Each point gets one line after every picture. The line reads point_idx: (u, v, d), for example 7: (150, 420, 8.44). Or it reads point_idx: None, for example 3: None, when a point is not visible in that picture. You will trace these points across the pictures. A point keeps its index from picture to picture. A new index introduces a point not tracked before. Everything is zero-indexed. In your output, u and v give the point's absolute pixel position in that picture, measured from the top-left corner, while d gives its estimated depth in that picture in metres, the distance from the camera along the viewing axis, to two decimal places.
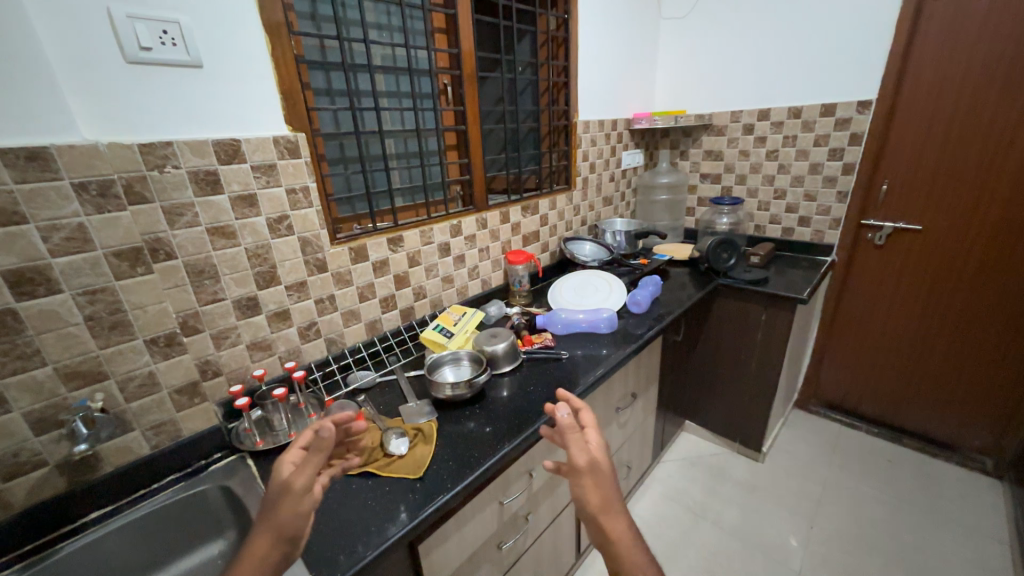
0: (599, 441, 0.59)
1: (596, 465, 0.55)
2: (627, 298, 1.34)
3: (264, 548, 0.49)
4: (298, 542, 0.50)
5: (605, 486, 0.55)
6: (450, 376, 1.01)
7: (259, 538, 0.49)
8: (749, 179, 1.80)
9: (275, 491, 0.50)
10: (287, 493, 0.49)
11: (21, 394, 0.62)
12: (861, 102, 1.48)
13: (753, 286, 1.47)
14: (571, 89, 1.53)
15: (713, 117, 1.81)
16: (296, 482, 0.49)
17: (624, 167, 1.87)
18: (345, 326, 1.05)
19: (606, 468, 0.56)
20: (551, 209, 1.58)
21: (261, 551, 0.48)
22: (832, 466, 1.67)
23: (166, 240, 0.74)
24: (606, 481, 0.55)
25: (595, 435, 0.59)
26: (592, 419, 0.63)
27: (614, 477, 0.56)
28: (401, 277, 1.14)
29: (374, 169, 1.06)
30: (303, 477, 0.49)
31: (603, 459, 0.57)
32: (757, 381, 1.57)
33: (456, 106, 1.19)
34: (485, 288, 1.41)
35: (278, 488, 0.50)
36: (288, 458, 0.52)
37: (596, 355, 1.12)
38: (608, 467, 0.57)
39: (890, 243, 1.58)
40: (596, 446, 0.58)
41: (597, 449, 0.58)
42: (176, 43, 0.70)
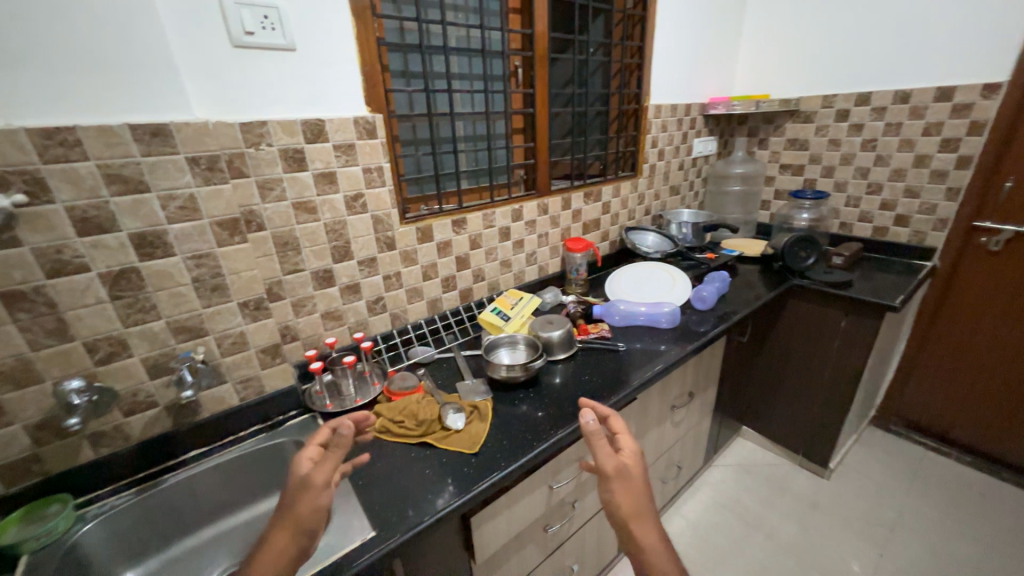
0: (631, 448, 0.61)
1: (624, 470, 0.58)
2: (691, 293, 1.28)
3: (283, 543, 0.52)
4: (315, 536, 0.53)
5: (636, 491, 0.57)
6: (503, 358, 1.01)
7: (277, 534, 0.52)
8: (837, 171, 1.64)
9: (294, 488, 0.55)
10: (307, 487, 0.53)
11: (140, 342, 0.71)
12: (987, 86, 1.28)
13: (833, 289, 1.35)
14: (644, 71, 1.47)
15: (800, 102, 1.65)
16: (317, 478, 0.54)
17: (694, 155, 1.77)
18: (409, 302, 1.09)
19: (637, 475, 0.59)
20: (614, 197, 1.53)
21: (278, 545, 0.52)
22: (911, 493, 1.52)
23: (258, 213, 0.81)
24: (636, 487, 0.58)
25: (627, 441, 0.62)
26: (621, 424, 0.66)
27: (646, 483, 0.59)
28: (462, 258, 1.17)
29: (442, 151, 1.09)
30: (323, 472, 0.54)
31: (635, 465, 0.59)
32: (829, 392, 1.45)
33: (526, 89, 1.18)
34: (542, 274, 1.41)
35: (297, 483, 0.54)
36: (306, 454, 0.57)
37: (654, 351, 1.08)
38: (640, 473, 0.59)
39: (1008, 250, 1.38)
40: (628, 453, 0.61)
41: (628, 456, 0.60)
42: (275, 27, 0.75)
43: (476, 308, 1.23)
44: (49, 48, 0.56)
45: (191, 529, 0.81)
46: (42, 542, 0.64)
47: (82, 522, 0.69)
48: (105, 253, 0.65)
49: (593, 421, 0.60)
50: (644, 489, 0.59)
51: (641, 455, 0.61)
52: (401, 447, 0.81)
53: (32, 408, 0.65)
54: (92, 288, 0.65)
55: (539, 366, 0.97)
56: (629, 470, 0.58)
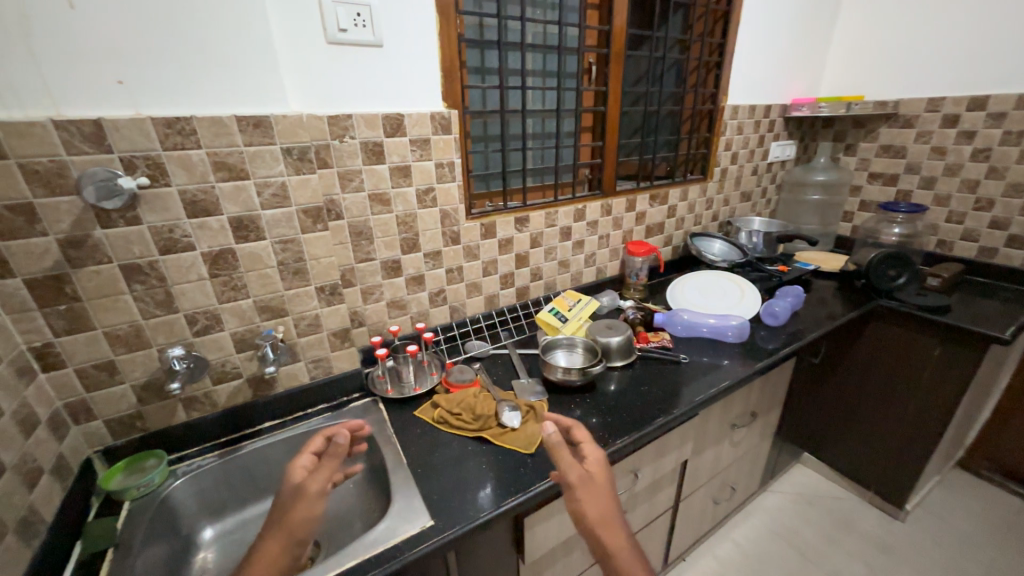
0: (597, 457, 0.63)
1: (587, 478, 0.59)
2: (761, 307, 1.20)
3: (275, 550, 0.54)
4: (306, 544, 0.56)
5: (600, 497, 0.58)
6: (560, 359, 1.00)
7: (271, 541, 0.55)
8: (939, 183, 1.47)
9: (290, 494, 0.59)
10: (302, 495, 0.58)
11: (231, 318, 0.76)
12: None
13: (926, 313, 1.22)
14: (724, 69, 1.39)
15: (899, 105, 1.50)
16: (312, 486, 0.58)
17: (771, 159, 1.66)
18: (468, 296, 1.11)
19: (601, 482, 0.60)
20: (681, 200, 1.47)
21: (272, 552, 0.54)
22: (1004, 549, 1.35)
23: (338, 202, 0.85)
24: (601, 493, 0.59)
25: (592, 451, 0.63)
26: (586, 434, 0.67)
27: (612, 490, 0.60)
28: (522, 256, 1.17)
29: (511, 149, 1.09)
30: (318, 480, 0.59)
31: (598, 473, 0.60)
32: (911, 426, 1.32)
33: (599, 87, 1.16)
34: (600, 277, 1.38)
35: (293, 490, 0.59)
36: (301, 462, 0.62)
37: (719, 366, 1.03)
38: (604, 480, 0.61)
39: None
40: (594, 463, 0.62)
41: (593, 465, 0.62)
42: (366, 25, 0.78)
43: (533, 307, 1.23)
44: (171, 44, 0.62)
45: (264, 494, 0.86)
46: (142, 491, 0.72)
47: (175, 476, 0.77)
48: (208, 234, 0.71)
49: (556, 433, 0.60)
50: (611, 496, 0.60)
51: (606, 464, 0.62)
52: (458, 439, 0.82)
53: (140, 370, 0.72)
54: (195, 266, 0.71)
55: (598, 372, 0.95)
56: (593, 478, 0.59)
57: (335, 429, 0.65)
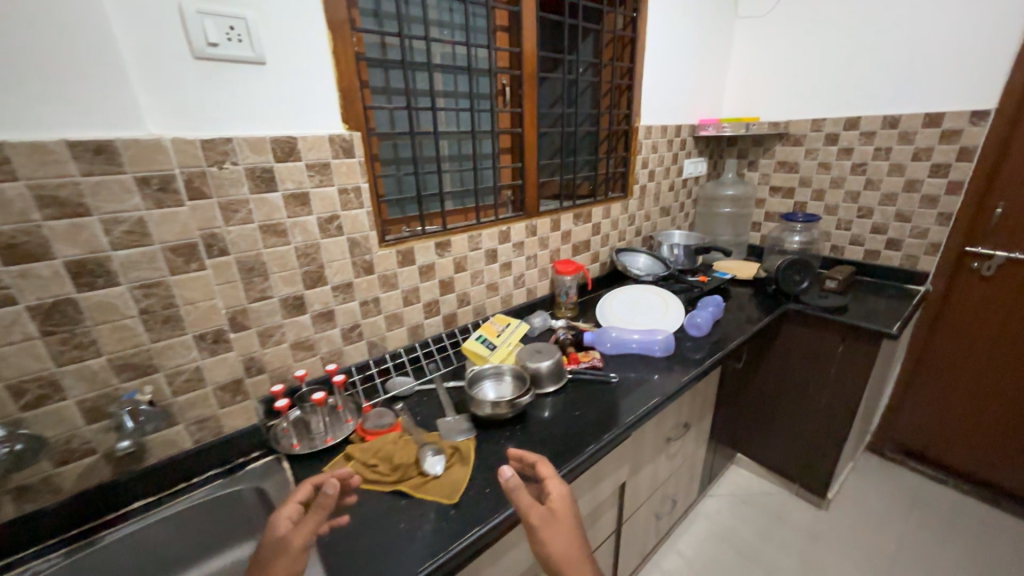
0: (561, 492, 0.62)
1: (550, 517, 0.59)
2: (684, 319, 1.23)
3: None
4: None
5: (565, 535, 0.58)
6: (487, 391, 0.93)
7: None
8: (828, 194, 1.63)
9: (269, 551, 0.51)
10: (282, 552, 0.49)
11: (76, 382, 0.63)
12: (974, 112, 1.29)
13: (829, 314, 1.32)
14: (634, 91, 1.45)
15: (789, 125, 1.65)
16: (296, 539, 0.50)
17: (685, 176, 1.76)
18: (388, 329, 1.03)
19: (565, 518, 0.60)
20: (605, 218, 1.50)
21: None
22: (912, 524, 1.47)
23: (221, 236, 0.75)
24: (565, 531, 0.58)
25: (555, 486, 0.62)
26: (551, 468, 0.66)
27: (576, 526, 0.60)
28: (445, 282, 1.11)
29: (426, 172, 1.04)
30: (301, 536, 0.50)
31: (561, 510, 0.60)
32: (826, 420, 1.41)
33: (514, 108, 1.15)
34: (531, 298, 1.35)
35: (271, 546, 0.51)
36: (284, 514, 0.54)
37: (649, 383, 1.02)
38: (569, 516, 0.60)
39: (1000, 275, 1.38)
40: (558, 498, 0.61)
41: (555, 500, 0.61)
42: (242, 39, 0.70)
43: (460, 335, 1.16)
44: None
45: None
46: None
47: None
48: (37, 283, 0.58)
49: (513, 476, 0.59)
50: (575, 529, 0.59)
51: (569, 498, 0.61)
52: (373, 496, 0.73)
53: None
54: (19, 323, 0.58)
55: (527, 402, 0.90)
56: (555, 515, 0.59)
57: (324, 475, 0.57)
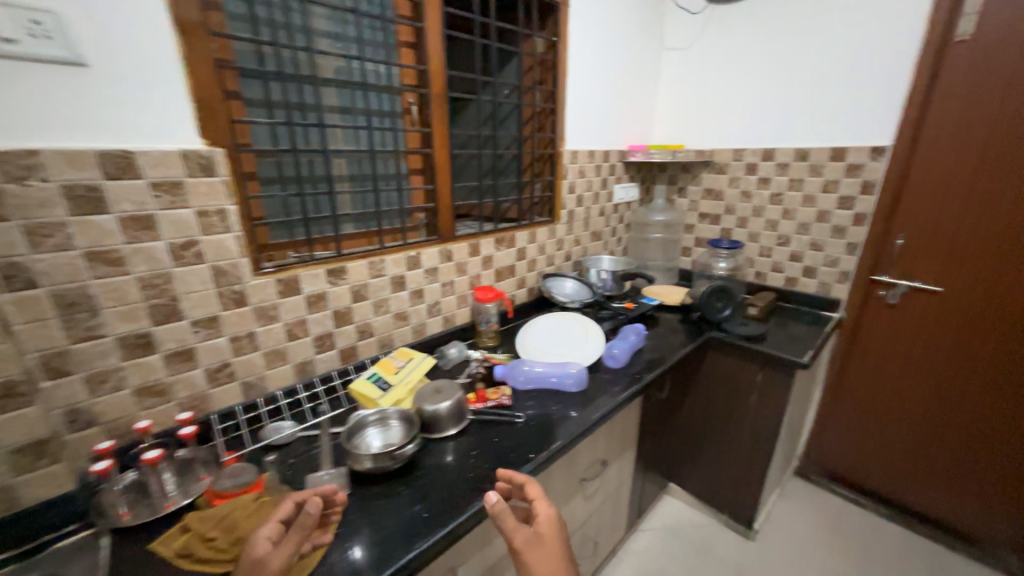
0: (547, 512, 0.66)
1: (533, 539, 0.63)
2: (603, 350, 1.19)
3: None
4: None
5: (546, 556, 0.61)
6: (368, 442, 0.82)
7: None
8: (750, 222, 1.67)
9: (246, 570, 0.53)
10: (257, 573, 0.52)
11: None
12: (874, 148, 1.35)
13: (747, 344, 1.32)
14: (558, 116, 1.43)
15: (712, 154, 1.69)
16: (274, 561, 0.53)
17: (616, 201, 1.75)
18: (268, 368, 0.91)
19: (549, 538, 0.64)
20: (530, 242, 1.45)
21: None
22: (833, 553, 1.47)
23: (26, 266, 0.62)
24: (547, 552, 0.62)
25: (541, 509, 0.66)
26: (538, 490, 0.69)
27: (559, 546, 0.64)
28: (341, 313, 1.01)
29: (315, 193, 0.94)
30: (280, 558, 0.53)
31: (544, 531, 0.63)
32: (749, 449, 1.40)
33: (422, 128, 1.09)
34: (448, 326, 1.26)
35: (247, 566, 0.53)
36: (265, 534, 0.56)
37: (557, 422, 0.95)
38: (553, 537, 0.64)
39: (904, 303, 1.44)
40: (545, 517, 0.65)
41: (541, 522, 0.65)
42: (52, 36, 0.59)
43: (356, 372, 1.05)
44: None
45: None
46: None
47: None
48: None
49: (498, 502, 0.64)
50: (558, 552, 0.63)
51: (553, 520, 0.65)
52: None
53: None
54: None
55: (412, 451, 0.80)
56: (538, 537, 0.63)
57: (307, 495, 0.59)
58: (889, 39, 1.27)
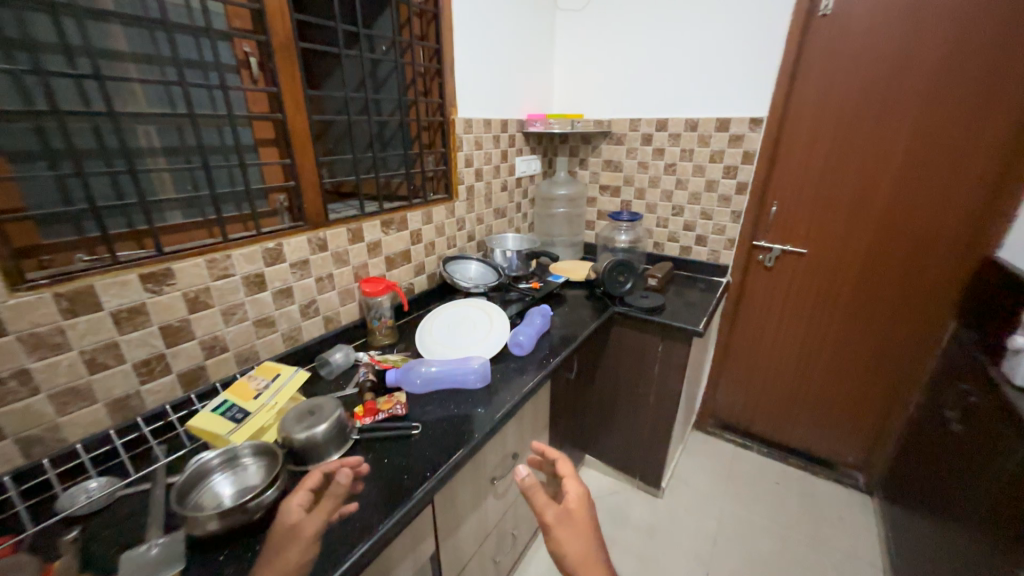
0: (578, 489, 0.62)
1: (565, 515, 0.58)
2: (509, 338, 1.11)
3: None
4: None
5: (579, 535, 0.57)
6: (213, 497, 0.64)
7: None
8: (647, 193, 1.69)
9: (284, 535, 0.55)
10: (296, 538, 0.54)
11: None
12: (753, 119, 1.41)
13: (649, 315, 1.33)
14: (446, 78, 1.27)
15: (610, 125, 1.67)
16: (308, 528, 0.54)
17: (518, 174, 1.66)
18: (60, 414, 0.68)
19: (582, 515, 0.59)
20: (426, 223, 1.30)
21: None
22: (727, 496, 1.62)
23: None
24: (579, 530, 0.57)
25: (572, 487, 0.61)
26: (569, 467, 0.65)
27: (592, 525, 0.58)
28: (174, 328, 0.79)
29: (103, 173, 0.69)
30: (313, 524, 0.54)
31: (577, 509, 0.59)
32: (655, 415, 1.45)
33: (267, 87, 0.86)
34: (332, 327, 1.08)
35: (285, 532, 0.55)
36: (296, 502, 0.57)
37: (458, 427, 0.84)
38: (586, 515, 0.59)
39: (778, 265, 1.57)
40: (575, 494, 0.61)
41: (572, 500, 0.60)
42: None
43: (202, 402, 0.84)
44: None
45: None
46: None
47: None
48: None
49: (530, 474, 0.57)
50: (591, 530, 0.58)
51: (585, 497, 0.61)
52: None
53: None
54: None
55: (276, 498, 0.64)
56: (571, 515, 0.58)
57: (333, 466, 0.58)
58: (763, 10, 1.31)
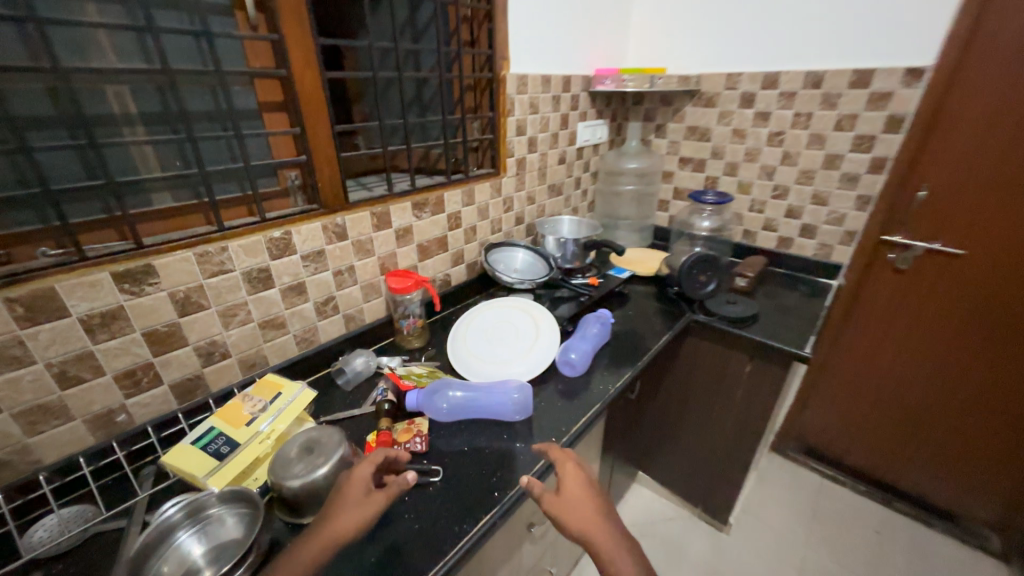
0: (576, 467, 0.63)
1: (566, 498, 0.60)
2: (557, 355, 0.91)
3: None
4: None
5: (581, 510, 0.59)
6: (178, 563, 0.51)
7: None
8: (741, 169, 1.35)
9: (352, 503, 0.55)
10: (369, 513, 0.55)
11: None
12: (909, 70, 1.03)
13: (733, 326, 1.07)
14: (497, 22, 1.02)
15: (700, 81, 1.33)
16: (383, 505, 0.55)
17: (580, 144, 1.40)
18: (31, 434, 0.58)
19: (576, 490, 0.61)
20: (468, 204, 1.10)
21: None
22: (810, 541, 1.36)
23: None
24: (583, 507, 0.59)
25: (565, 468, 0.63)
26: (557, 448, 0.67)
27: (590, 498, 0.61)
28: (162, 334, 0.67)
29: (56, 147, 0.55)
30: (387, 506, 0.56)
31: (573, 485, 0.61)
32: (730, 444, 1.21)
33: (266, 32, 0.68)
34: (355, 326, 0.94)
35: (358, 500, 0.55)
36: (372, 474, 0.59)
37: (486, 475, 0.67)
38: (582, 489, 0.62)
39: (915, 267, 1.21)
40: (570, 470, 0.63)
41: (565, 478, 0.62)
42: None
43: (193, 418, 0.72)
44: None
45: None
46: None
47: None
48: None
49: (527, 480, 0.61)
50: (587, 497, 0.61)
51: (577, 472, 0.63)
52: None
53: None
54: None
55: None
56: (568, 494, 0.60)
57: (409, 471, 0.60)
58: None
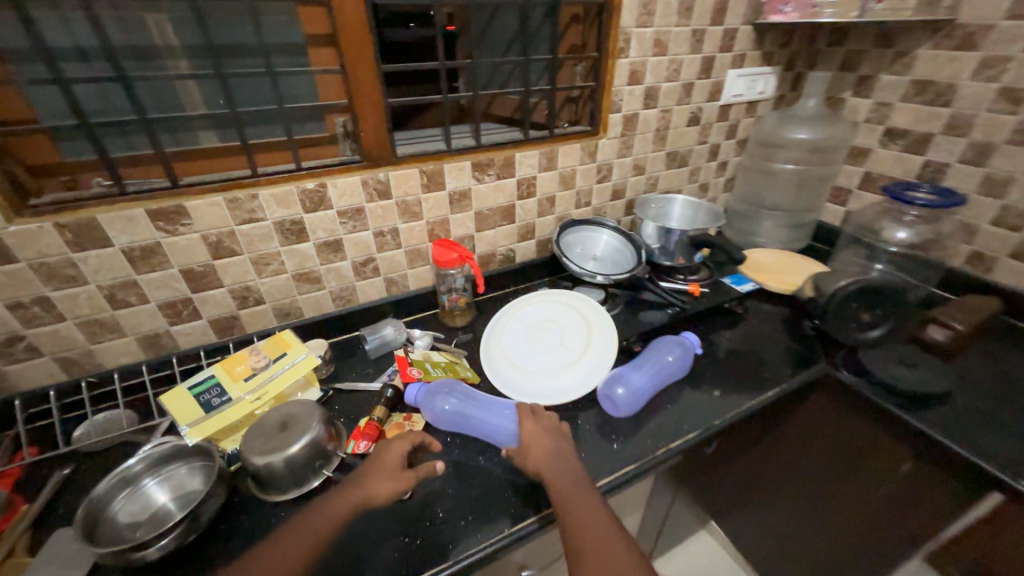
0: (536, 423, 0.60)
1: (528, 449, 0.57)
2: (601, 384, 0.72)
3: None
4: None
5: (545, 457, 0.56)
6: (139, 508, 0.54)
7: None
8: (996, 155, 0.84)
9: (378, 468, 0.53)
10: (389, 478, 0.52)
11: None
12: None
13: (890, 402, 0.69)
14: None
15: (959, 4, 0.83)
16: (407, 478, 0.53)
17: (725, 100, 1.04)
18: (92, 342, 0.67)
19: (537, 439, 0.58)
20: (549, 170, 0.91)
21: None
22: None
23: None
24: (547, 454, 0.56)
25: (528, 422, 0.61)
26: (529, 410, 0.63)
27: (557, 446, 0.58)
28: (197, 273, 0.68)
29: (90, 79, 0.55)
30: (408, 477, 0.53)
31: (534, 437, 0.59)
32: (842, 556, 0.85)
33: None
34: (397, 292, 0.88)
35: (385, 467, 0.54)
36: (406, 448, 0.56)
37: (454, 517, 0.56)
38: (547, 439, 0.59)
39: None
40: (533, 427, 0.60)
41: (530, 431, 0.60)
42: None
43: (211, 357, 0.75)
44: None
45: None
46: None
47: None
48: None
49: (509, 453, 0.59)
50: (554, 443, 0.58)
51: (542, 426, 0.60)
52: None
53: None
54: None
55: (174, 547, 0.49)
56: (528, 445, 0.58)
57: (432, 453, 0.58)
58: None
